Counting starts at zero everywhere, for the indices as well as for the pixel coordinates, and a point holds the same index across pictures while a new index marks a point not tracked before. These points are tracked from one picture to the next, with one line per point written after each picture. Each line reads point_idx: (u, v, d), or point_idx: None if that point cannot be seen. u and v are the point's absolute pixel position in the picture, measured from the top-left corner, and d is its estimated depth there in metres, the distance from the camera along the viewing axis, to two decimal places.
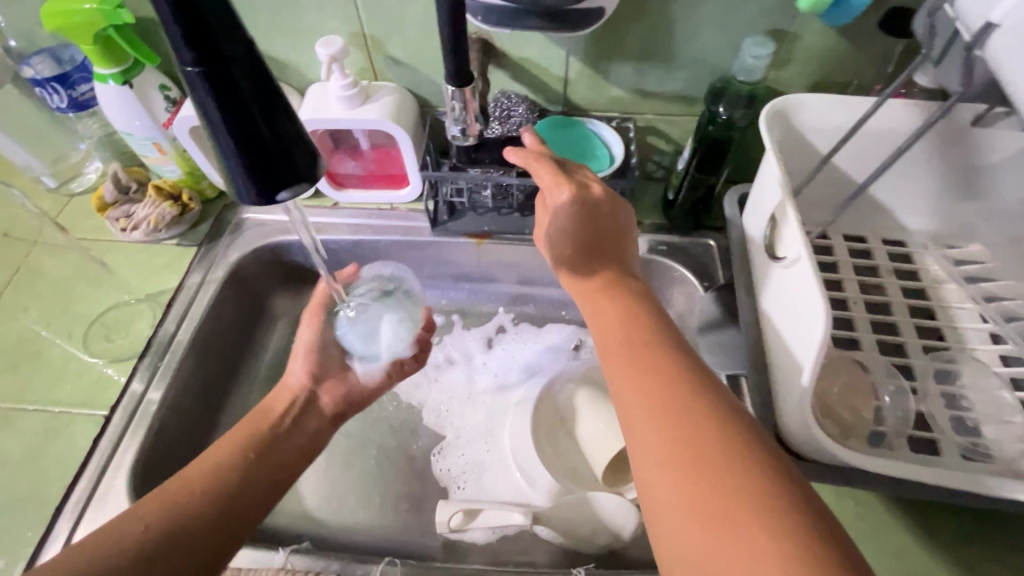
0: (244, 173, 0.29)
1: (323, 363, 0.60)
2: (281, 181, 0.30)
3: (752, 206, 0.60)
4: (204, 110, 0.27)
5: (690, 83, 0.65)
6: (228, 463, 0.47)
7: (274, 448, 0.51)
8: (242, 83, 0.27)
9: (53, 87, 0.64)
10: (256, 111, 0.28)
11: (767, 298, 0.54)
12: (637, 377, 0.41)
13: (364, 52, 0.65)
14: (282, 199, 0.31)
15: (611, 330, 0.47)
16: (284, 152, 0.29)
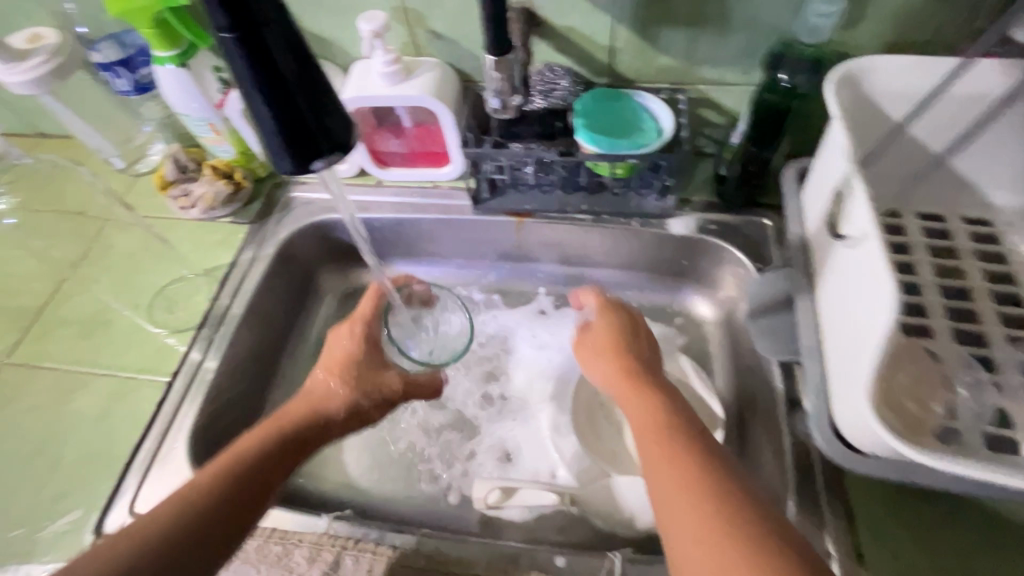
0: (280, 140, 0.32)
1: (359, 379, 0.60)
2: (315, 149, 0.33)
3: (815, 182, 0.55)
4: (242, 81, 0.31)
5: (747, 49, 0.60)
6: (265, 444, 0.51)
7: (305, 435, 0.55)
8: (274, 49, 0.30)
9: (117, 70, 0.67)
10: (294, 89, 0.32)
11: (824, 285, 0.50)
12: (659, 447, 0.48)
13: (406, 28, 0.65)
14: (317, 167, 0.34)
15: (642, 409, 0.53)
16: (317, 124, 0.33)
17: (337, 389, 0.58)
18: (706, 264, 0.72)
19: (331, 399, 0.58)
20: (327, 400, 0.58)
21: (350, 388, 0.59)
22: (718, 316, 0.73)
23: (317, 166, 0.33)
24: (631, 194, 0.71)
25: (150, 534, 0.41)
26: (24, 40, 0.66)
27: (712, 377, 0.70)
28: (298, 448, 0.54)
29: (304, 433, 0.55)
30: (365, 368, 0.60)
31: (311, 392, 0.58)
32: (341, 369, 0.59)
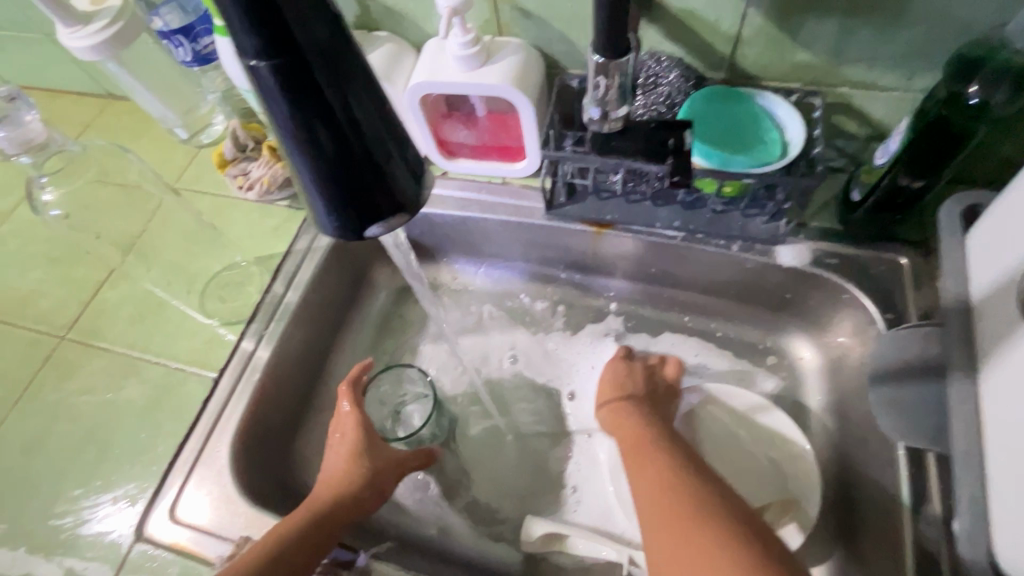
0: (327, 196, 0.28)
1: (371, 457, 0.54)
2: (372, 208, 0.28)
3: (993, 230, 0.43)
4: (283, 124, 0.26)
5: (918, 47, 0.47)
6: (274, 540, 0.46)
7: (321, 520, 0.49)
8: (321, 80, 0.25)
9: (179, 39, 0.63)
10: (344, 122, 0.26)
11: (997, 372, 0.39)
12: (652, 467, 0.50)
13: (490, 3, 0.55)
14: (373, 232, 0.29)
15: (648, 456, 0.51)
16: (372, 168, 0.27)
17: (348, 475, 0.53)
18: (817, 302, 0.61)
19: (346, 482, 0.52)
20: (342, 486, 0.52)
21: (366, 475, 0.53)
22: (822, 362, 0.62)
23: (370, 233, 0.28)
24: (736, 214, 0.59)
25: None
26: (89, 2, 0.62)
27: (807, 436, 0.60)
28: (313, 535, 0.48)
29: (326, 525, 0.49)
30: (375, 448, 0.54)
31: (324, 478, 0.53)
32: (350, 450, 0.54)
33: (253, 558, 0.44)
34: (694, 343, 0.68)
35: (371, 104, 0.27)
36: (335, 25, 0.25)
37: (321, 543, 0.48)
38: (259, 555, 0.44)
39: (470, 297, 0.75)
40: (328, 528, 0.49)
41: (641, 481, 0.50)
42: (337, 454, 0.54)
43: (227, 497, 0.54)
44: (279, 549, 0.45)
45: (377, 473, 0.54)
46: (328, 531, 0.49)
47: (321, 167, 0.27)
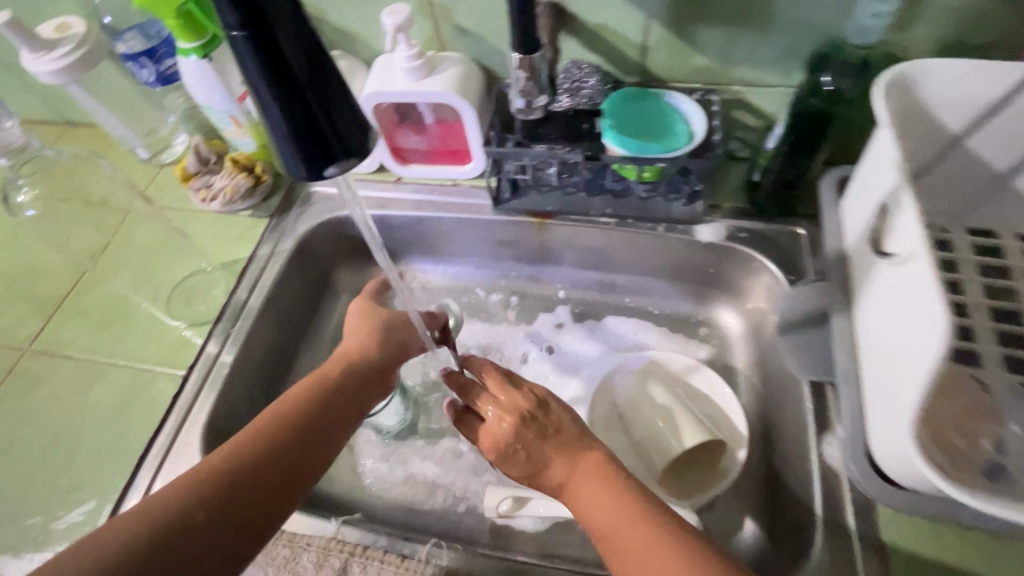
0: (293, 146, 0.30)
1: (391, 341, 0.59)
2: (330, 150, 0.30)
3: (857, 192, 0.52)
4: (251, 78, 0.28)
5: (789, 49, 0.57)
6: (287, 428, 0.48)
7: (333, 398, 0.52)
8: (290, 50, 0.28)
9: (142, 61, 0.67)
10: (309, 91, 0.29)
11: (866, 303, 0.47)
12: (640, 533, 0.42)
13: (431, 22, 0.63)
14: (329, 172, 0.30)
15: (627, 529, 0.43)
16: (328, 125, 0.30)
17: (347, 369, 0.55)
18: (735, 274, 0.69)
19: (365, 359, 0.56)
20: (361, 363, 0.56)
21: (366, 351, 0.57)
22: (744, 327, 0.70)
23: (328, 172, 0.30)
24: (658, 198, 0.68)
25: (142, 536, 0.38)
26: (53, 29, 0.66)
27: (737, 393, 0.67)
28: (328, 422, 0.51)
29: (321, 406, 0.51)
30: (398, 337, 0.60)
31: (343, 351, 0.57)
32: (377, 334, 0.59)
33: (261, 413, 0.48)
34: (633, 321, 0.75)
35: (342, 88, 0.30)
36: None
37: (333, 438, 0.50)
38: (268, 446, 0.46)
39: (430, 294, 0.80)
40: (343, 414, 0.52)
41: (622, 540, 0.42)
42: (359, 335, 0.59)
43: None
44: (289, 444, 0.47)
45: (395, 360, 0.59)
46: (341, 417, 0.52)
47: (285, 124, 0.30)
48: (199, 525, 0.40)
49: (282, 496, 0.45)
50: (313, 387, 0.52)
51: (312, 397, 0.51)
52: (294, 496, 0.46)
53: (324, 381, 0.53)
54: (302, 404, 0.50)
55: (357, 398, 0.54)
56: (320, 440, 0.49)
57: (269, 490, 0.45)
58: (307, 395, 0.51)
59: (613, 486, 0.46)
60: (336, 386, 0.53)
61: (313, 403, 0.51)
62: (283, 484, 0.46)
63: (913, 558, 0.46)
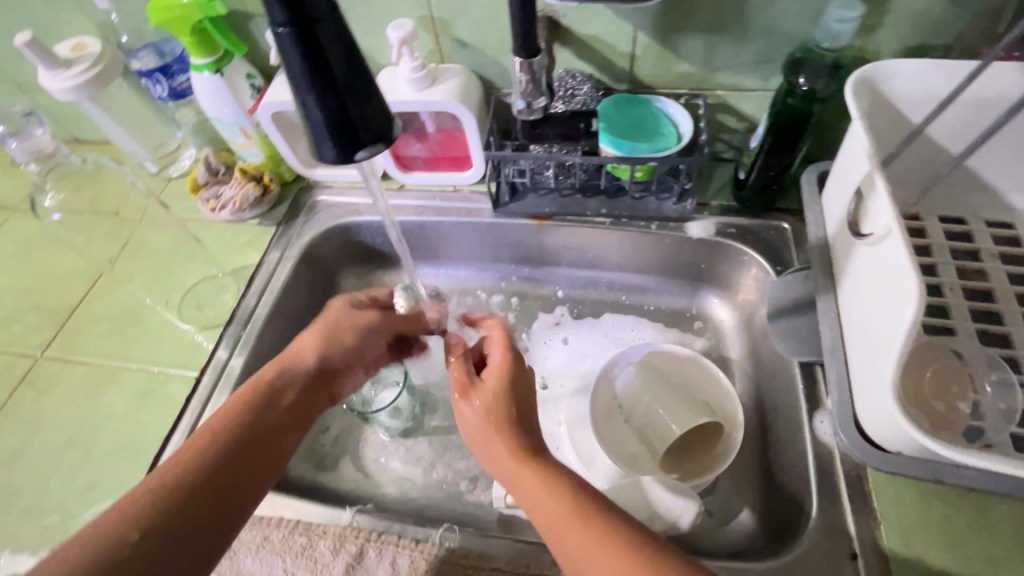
0: (324, 128, 0.29)
1: (340, 343, 0.56)
2: (364, 132, 0.30)
3: (835, 183, 0.56)
4: (288, 63, 0.28)
5: (766, 55, 0.61)
6: (218, 446, 0.45)
7: (281, 407, 0.51)
8: (323, 31, 0.27)
9: (156, 77, 0.70)
10: (342, 74, 0.28)
11: (846, 285, 0.50)
12: (591, 538, 0.39)
13: (433, 36, 0.67)
14: (360, 156, 0.31)
15: (577, 542, 0.40)
16: (360, 110, 0.29)
17: (301, 378, 0.53)
18: (725, 268, 0.73)
19: (307, 363, 0.54)
20: (302, 367, 0.53)
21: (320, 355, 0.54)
22: (736, 319, 0.73)
23: (360, 156, 0.30)
24: (650, 197, 0.72)
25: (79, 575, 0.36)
26: (69, 48, 0.69)
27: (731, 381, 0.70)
28: (264, 430, 0.49)
29: (273, 419, 0.50)
30: (350, 338, 0.57)
31: (282, 353, 0.54)
32: (325, 334, 0.55)
33: (207, 434, 0.46)
34: (629, 318, 0.78)
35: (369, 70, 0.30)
36: None
37: (274, 446, 0.49)
38: (200, 465, 0.44)
39: None
40: (281, 423, 0.50)
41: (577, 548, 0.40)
42: (308, 334, 0.56)
43: None
44: (222, 462, 0.45)
45: (341, 358, 0.56)
46: (278, 425, 0.50)
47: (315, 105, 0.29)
48: (145, 550, 0.38)
49: (229, 505, 0.44)
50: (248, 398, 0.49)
51: (245, 409, 0.49)
52: (243, 504, 0.45)
53: (261, 390, 0.50)
54: (236, 414, 0.48)
55: (296, 405, 0.52)
56: (254, 451, 0.47)
57: (211, 505, 0.43)
58: (257, 406, 0.49)
59: (576, 511, 0.41)
60: (273, 395, 0.51)
61: (246, 415, 0.48)
62: (223, 501, 0.44)
63: (904, 522, 0.48)
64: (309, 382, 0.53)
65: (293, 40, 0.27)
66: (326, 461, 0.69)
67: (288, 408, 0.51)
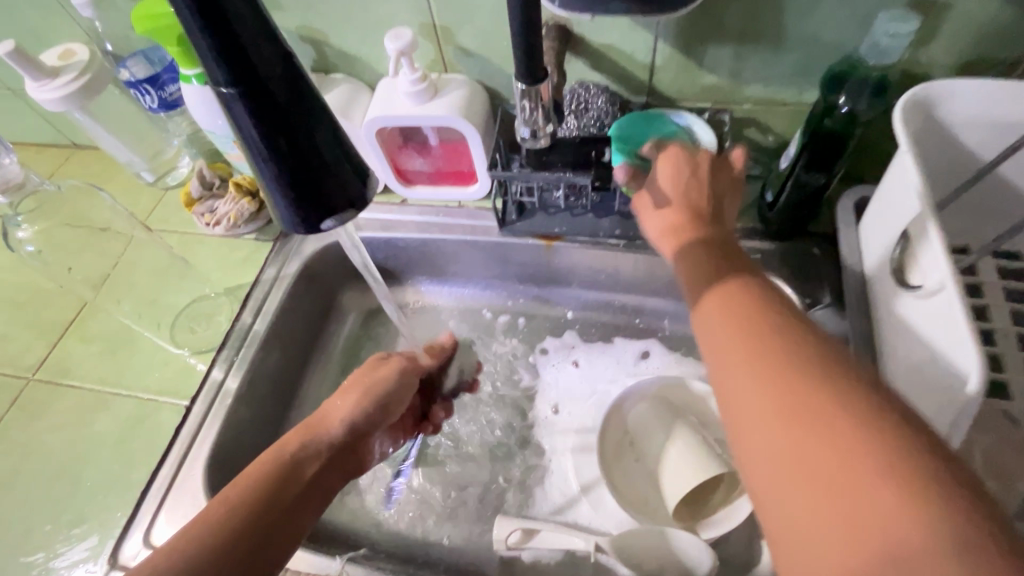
0: (291, 200, 0.32)
1: (368, 412, 0.52)
2: (327, 204, 0.32)
3: (877, 218, 0.50)
4: (254, 151, 0.30)
5: (802, 67, 0.55)
6: (233, 521, 0.41)
7: (299, 482, 0.46)
8: (290, 112, 0.29)
9: (145, 88, 0.67)
10: (310, 149, 0.31)
11: (891, 340, 0.45)
12: (783, 401, 0.30)
13: (434, 44, 0.62)
14: (327, 223, 0.33)
15: (752, 417, 0.31)
16: (328, 179, 0.32)
17: (325, 447, 0.49)
18: None
19: (332, 432, 0.50)
20: (328, 436, 0.49)
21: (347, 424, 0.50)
22: None
23: (327, 224, 0.33)
24: None
25: None
26: (55, 58, 0.65)
27: None
28: (281, 509, 0.44)
29: (292, 497, 0.45)
30: (387, 400, 0.53)
31: (310, 420, 0.50)
32: (359, 399, 0.52)
33: (220, 511, 0.41)
34: (643, 344, 0.73)
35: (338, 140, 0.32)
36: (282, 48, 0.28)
37: (290, 526, 0.44)
38: (208, 547, 0.39)
39: (435, 315, 0.79)
40: (300, 502, 0.45)
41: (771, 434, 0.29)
42: (333, 400, 0.52)
43: None
44: (230, 547, 0.40)
45: (370, 426, 0.52)
46: (298, 501, 0.45)
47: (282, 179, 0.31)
48: None
49: None
50: (269, 467, 0.45)
51: (264, 480, 0.44)
52: None
53: (283, 462, 0.46)
54: (254, 488, 0.44)
55: (317, 480, 0.47)
56: (272, 530, 0.43)
57: None
58: (273, 480, 0.45)
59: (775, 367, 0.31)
60: (294, 466, 0.46)
61: (266, 486, 0.44)
62: None
63: None
64: (333, 455, 0.49)
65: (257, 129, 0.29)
66: None
67: (308, 483, 0.46)
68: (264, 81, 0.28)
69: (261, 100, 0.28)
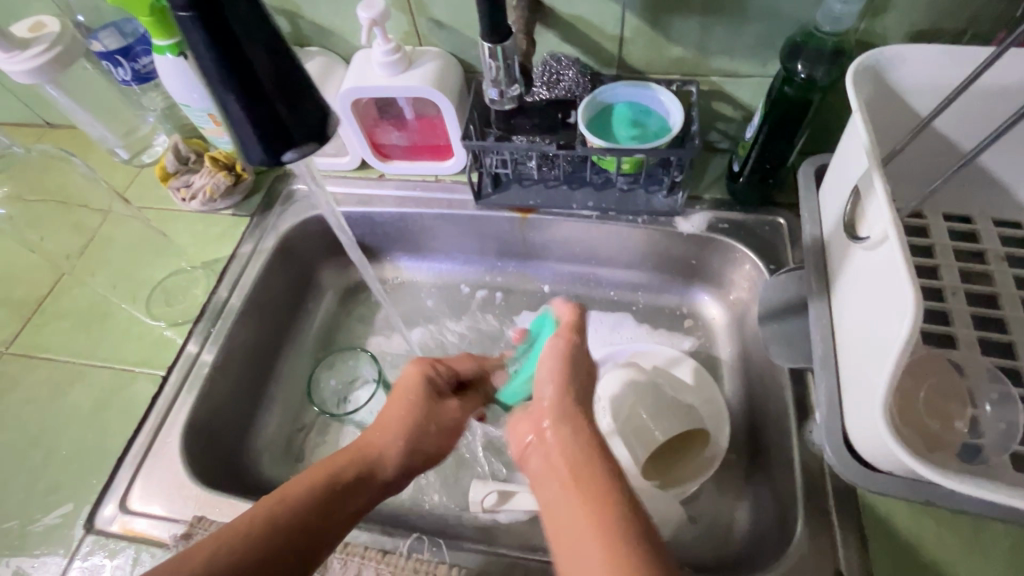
0: (253, 132, 0.34)
1: (423, 449, 0.50)
2: (284, 133, 0.35)
3: (833, 178, 0.52)
4: (214, 83, 0.33)
5: (764, 38, 0.57)
6: (260, 542, 0.39)
7: (342, 509, 0.44)
8: (246, 45, 0.32)
9: (117, 60, 0.67)
10: (269, 84, 0.34)
11: (842, 295, 0.47)
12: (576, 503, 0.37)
13: (407, 16, 0.63)
14: (289, 157, 0.35)
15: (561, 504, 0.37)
16: (289, 111, 0.35)
17: (379, 477, 0.47)
18: (716, 262, 0.69)
19: (388, 464, 0.48)
20: (383, 466, 0.48)
21: (406, 457, 0.49)
22: (728, 318, 0.70)
23: (288, 153, 0.35)
24: (638, 190, 0.68)
25: None
26: (25, 28, 0.65)
27: (720, 383, 0.67)
28: (318, 533, 0.42)
29: (331, 524, 0.43)
30: (439, 438, 0.52)
31: (366, 445, 0.48)
32: (413, 433, 0.50)
33: (257, 519, 0.40)
34: (617, 316, 0.74)
35: (297, 77, 0.35)
36: None
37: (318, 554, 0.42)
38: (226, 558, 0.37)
39: (414, 291, 0.80)
40: (340, 531, 0.43)
41: None
42: (384, 429, 0.50)
43: (179, 484, 0.55)
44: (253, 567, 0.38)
45: (421, 466, 0.51)
46: (334, 537, 0.43)
47: (243, 108, 0.34)
48: None
49: None
50: (316, 494, 0.43)
51: (308, 507, 0.42)
52: None
53: (334, 486, 0.44)
54: (298, 506, 0.42)
55: (360, 513, 0.45)
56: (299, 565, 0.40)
57: None
58: (319, 499, 0.43)
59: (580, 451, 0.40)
60: (342, 496, 0.44)
61: (308, 511, 0.42)
62: None
63: (889, 543, 0.46)
64: (380, 487, 0.47)
65: (219, 66, 0.32)
66: (301, 462, 0.67)
67: (353, 513, 0.44)
68: (225, 20, 0.31)
69: (218, 28, 0.31)
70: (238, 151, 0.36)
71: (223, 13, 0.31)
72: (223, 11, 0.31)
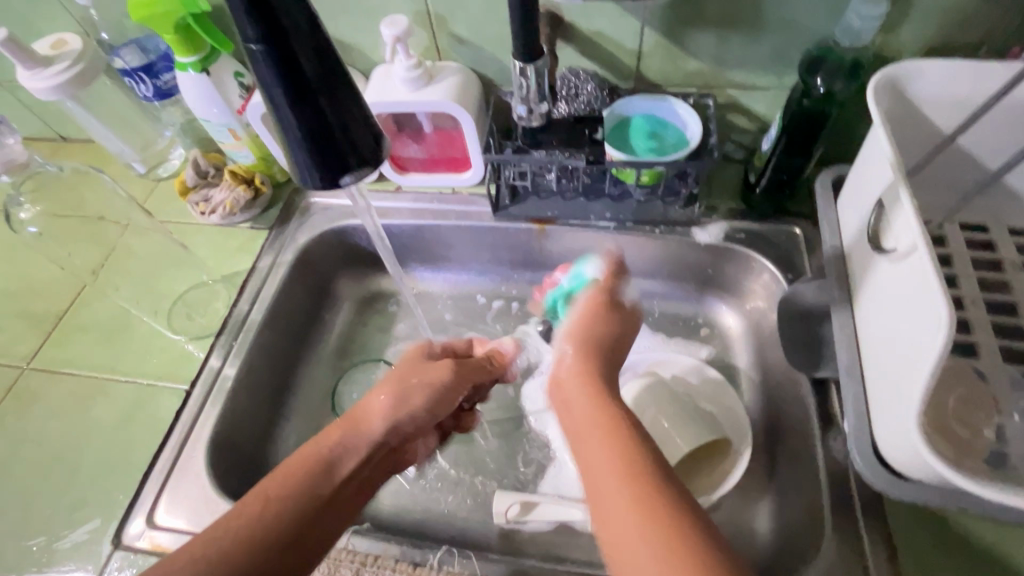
0: (310, 156, 0.36)
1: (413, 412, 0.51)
2: (341, 161, 0.37)
3: (852, 190, 0.53)
4: (280, 112, 0.35)
5: (782, 52, 0.58)
6: (264, 515, 0.41)
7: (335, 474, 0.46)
8: (310, 75, 0.34)
9: (139, 76, 0.67)
10: (328, 112, 0.35)
11: (865, 305, 0.48)
12: (619, 489, 0.39)
13: (428, 32, 0.64)
14: (344, 181, 0.38)
15: (604, 490, 0.40)
16: (346, 139, 0.37)
17: (370, 442, 0.49)
18: (733, 272, 0.70)
19: (376, 430, 0.49)
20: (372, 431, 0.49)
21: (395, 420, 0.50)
22: (744, 328, 0.71)
23: (344, 178, 0.37)
24: (656, 202, 0.69)
25: None
26: (49, 45, 0.65)
27: (739, 391, 0.68)
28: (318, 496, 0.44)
29: (328, 487, 0.45)
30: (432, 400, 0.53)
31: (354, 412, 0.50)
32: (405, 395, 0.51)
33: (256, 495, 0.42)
34: (633, 325, 0.75)
35: (354, 104, 0.37)
36: (308, 18, 0.33)
37: (325, 517, 0.44)
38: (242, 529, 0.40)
39: (430, 302, 0.80)
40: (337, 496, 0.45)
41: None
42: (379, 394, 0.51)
43: (206, 498, 0.56)
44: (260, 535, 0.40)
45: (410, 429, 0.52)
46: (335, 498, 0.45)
47: (302, 133, 0.35)
48: None
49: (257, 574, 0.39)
50: (310, 466, 0.45)
51: (302, 476, 0.44)
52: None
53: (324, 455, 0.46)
54: (294, 477, 0.44)
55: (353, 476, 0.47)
56: (310, 527, 0.43)
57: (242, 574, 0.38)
58: (311, 468, 0.45)
59: (617, 437, 0.42)
60: (331, 466, 0.46)
61: (303, 482, 0.44)
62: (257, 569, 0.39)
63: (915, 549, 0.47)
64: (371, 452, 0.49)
65: (283, 93, 0.34)
66: None
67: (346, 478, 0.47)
68: (292, 50, 0.33)
69: (285, 60, 0.32)
70: (292, 169, 0.38)
71: (290, 44, 0.33)
72: (290, 42, 0.33)
